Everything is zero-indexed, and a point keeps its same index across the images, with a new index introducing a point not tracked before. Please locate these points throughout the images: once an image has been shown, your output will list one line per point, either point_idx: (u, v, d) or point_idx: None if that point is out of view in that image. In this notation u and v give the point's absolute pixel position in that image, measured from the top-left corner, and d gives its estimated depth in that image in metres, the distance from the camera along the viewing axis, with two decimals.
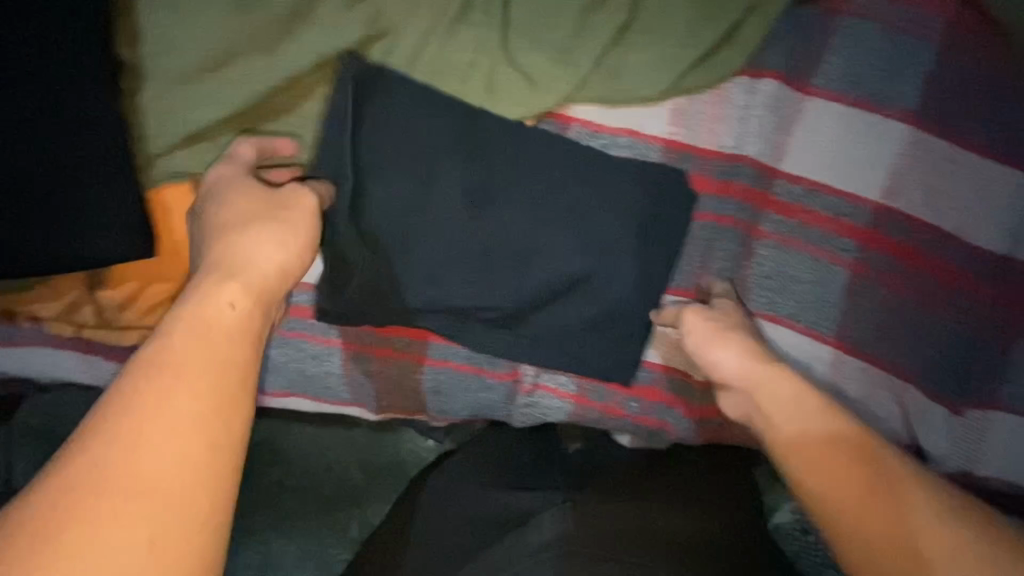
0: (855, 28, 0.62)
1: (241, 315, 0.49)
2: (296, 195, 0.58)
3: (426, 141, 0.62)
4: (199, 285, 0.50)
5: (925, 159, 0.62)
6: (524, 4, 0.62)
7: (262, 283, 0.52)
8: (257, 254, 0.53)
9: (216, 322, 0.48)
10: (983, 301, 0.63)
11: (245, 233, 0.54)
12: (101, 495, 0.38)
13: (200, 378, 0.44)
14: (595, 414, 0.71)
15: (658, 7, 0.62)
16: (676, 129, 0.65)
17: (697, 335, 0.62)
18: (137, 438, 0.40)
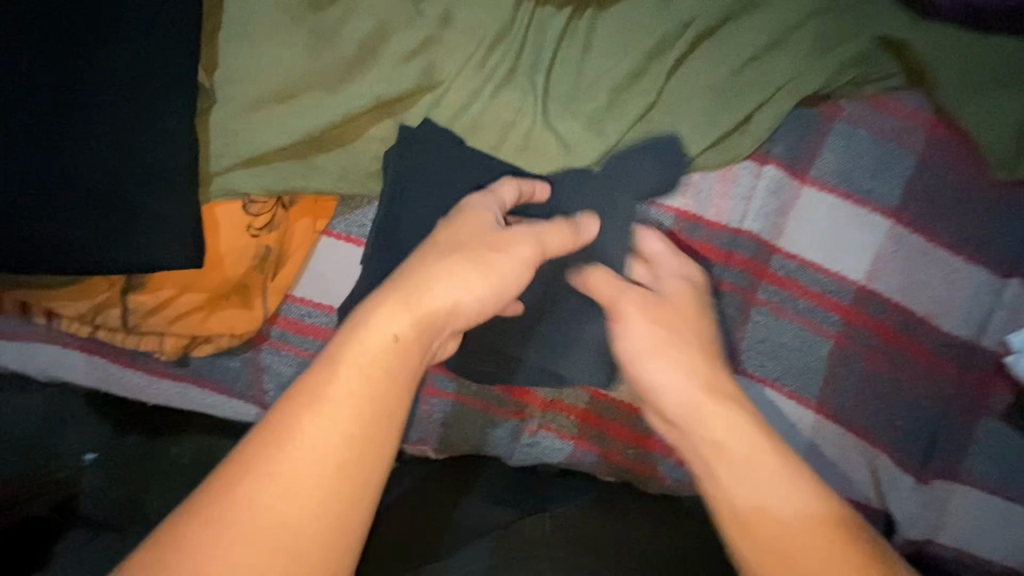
0: (847, 131, 0.71)
1: (403, 348, 0.45)
2: (517, 243, 0.54)
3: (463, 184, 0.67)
4: (375, 303, 0.47)
5: (903, 249, 0.70)
6: (564, 75, 0.70)
7: (431, 315, 0.48)
8: (438, 290, 0.49)
9: (377, 357, 0.44)
10: (949, 380, 0.70)
11: (438, 265, 0.50)
12: (250, 541, 0.37)
13: (355, 419, 0.42)
14: (592, 458, 0.74)
15: (681, 93, 0.71)
16: (688, 200, 0.72)
17: (639, 328, 0.62)
18: (286, 482, 0.39)
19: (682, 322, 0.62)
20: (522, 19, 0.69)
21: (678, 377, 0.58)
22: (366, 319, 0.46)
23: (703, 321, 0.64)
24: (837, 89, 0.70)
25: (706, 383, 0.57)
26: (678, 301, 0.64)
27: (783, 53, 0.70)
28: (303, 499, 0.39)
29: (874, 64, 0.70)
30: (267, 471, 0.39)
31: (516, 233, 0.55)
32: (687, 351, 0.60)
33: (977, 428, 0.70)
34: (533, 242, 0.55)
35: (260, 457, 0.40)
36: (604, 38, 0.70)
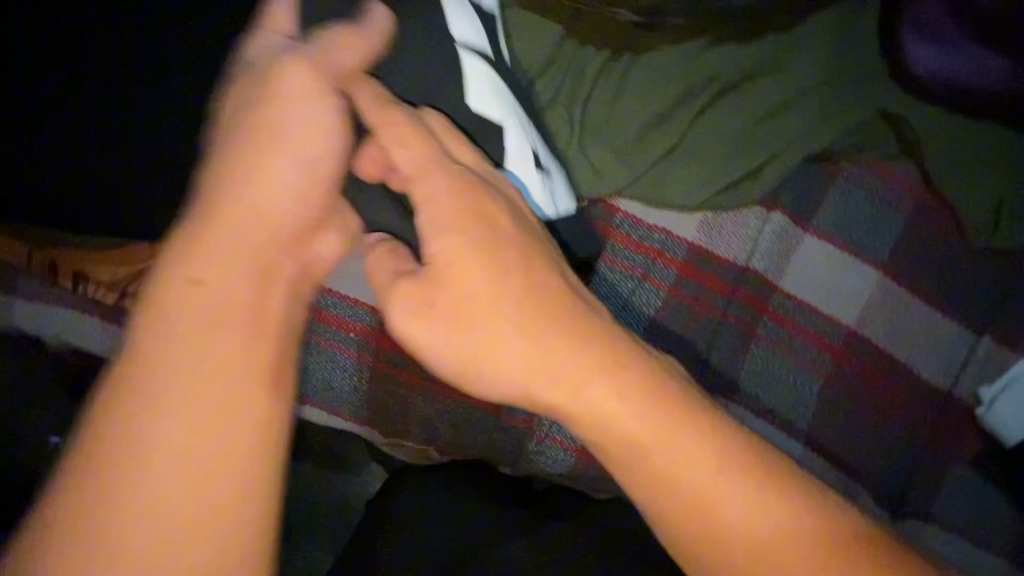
0: (847, 188, 0.78)
1: (233, 288, 0.45)
2: (288, 117, 0.51)
3: None
4: (187, 247, 0.46)
5: (890, 300, 0.77)
6: (598, 110, 0.76)
7: (264, 241, 0.48)
8: (260, 207, 0.48)
9: (191, 297, 0.44)
10: (925, 424, 0.76)
11: (255, 187, 0.48)
12: (116, 504, 0.40)
13: (218, 361, 0.43)
14: (593, 472, 0.75)
15: (702, 139, 0.77)
16: (700, 235, 0.78)
17: (325, 244, 0.53)
18: (130, 449, 0.40)
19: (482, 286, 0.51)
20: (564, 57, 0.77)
21: (519, 363, 0.50)
22: (179, 255, 0.46)
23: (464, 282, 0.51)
24: (838, 150, 0.78)
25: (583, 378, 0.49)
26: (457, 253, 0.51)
27: (794, 113, 0.78)
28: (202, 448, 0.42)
29: (871, 133, 0.78)
30: (107, 448, 0.40)
31: (329, 141, 0.52)
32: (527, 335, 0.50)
33: (949, 471, 0.75)
34: (317, 76, 0.52)
35: (106, 435, 0.41)
36: (636, 80, 0.77)
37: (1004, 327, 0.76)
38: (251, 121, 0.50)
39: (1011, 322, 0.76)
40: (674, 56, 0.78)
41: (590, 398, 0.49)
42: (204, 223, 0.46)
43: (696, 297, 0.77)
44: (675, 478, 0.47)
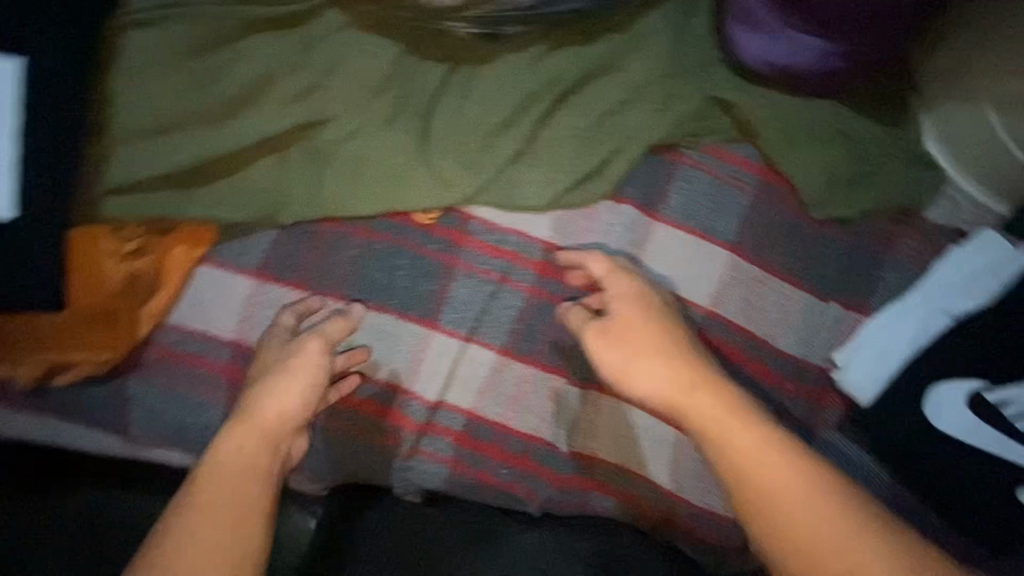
0: (690, 175, 0.81)
1: (246, 454, 0.56)
2: (305, 344, 0.65)
3: (340, 209, 0.73)
4: (270, 383, 0.62)
5: (742, 279, 0.79)
6: (444, 119, 0.76)
7: (269, 424, 0.59)
8: (268, 400, 0.61)
9: (235, 453, 0.56)
10: (787, 395, 0.79)
11: (271, 384, 0.62)
12: None
13: (211, 515, 0.51)
14: (469, 481, 0.76)
15: (548, 140, 0.79)
16: (555, 233, 0.79)
17: (290, 396, 0.61)
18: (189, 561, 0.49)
19: (645, 351, 0.67)
20: (405, 72, 0.77)
21: (657, 384, 0.65)
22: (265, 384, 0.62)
23: (644, 358, 0.67)
24: (678, 139, 0.81)
25: (687, 378, 0.64)
26: (618, 326, 0.70)
27: (635, 108, 0.81)
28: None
29: (708, 119, 0.81)
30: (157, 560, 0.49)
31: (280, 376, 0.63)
32: (666, 363, 0.66)
33: (812, 436, 0.79)
34: (320, 342, 0.65)
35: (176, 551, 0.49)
36: (479, 89, 0.78)
37: (851, 293, 0.79)
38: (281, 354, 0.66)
39: (859, 287, 0.79)
40: (514, 64, 0.80)
41: (738, 431, 0.59)
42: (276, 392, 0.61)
43: (557, 294, 0.78)
44: (764, 475, 0.57)
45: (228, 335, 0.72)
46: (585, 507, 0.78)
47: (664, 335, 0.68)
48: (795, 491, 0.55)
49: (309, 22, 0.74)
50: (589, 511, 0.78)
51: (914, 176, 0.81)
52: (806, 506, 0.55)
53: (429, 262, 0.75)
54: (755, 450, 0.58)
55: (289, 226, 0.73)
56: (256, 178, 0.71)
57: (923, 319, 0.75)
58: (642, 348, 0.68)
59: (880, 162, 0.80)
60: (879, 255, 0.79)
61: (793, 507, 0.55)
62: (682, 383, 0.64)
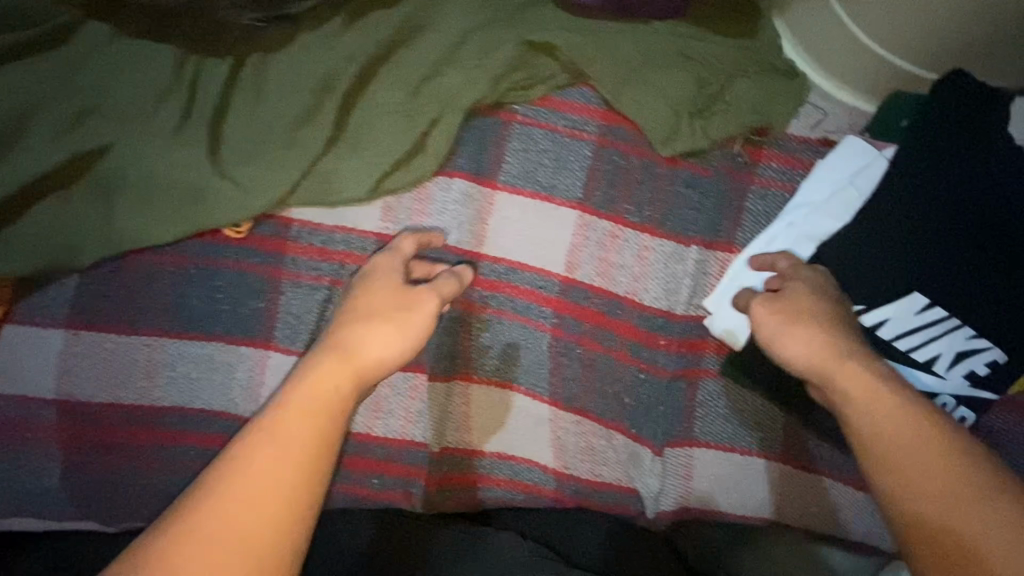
0: (525, 133, 0.74)
1: (341, 396, 0.54)
2: (423, 297, 0.62)
3: (138, 240, 0.68)
4: (362, 326, 0.60)
5: (594, 237, 0.73)
6: (238, 123, 0.70)
7: (365, 371, 0.57)
8: (368, 343, 0.58)
9: (320, 396, 0.53)
10: (660, 352, 0.74)
11: (365, 326, 0.60)
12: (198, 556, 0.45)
13: (276, 463, 0.49)
14: (342, 496, 0.75)
15: (360, 124, 0.72)
16: (386, 223, 0.73)
17: (381, 347, 0.58)
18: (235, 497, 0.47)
19: (801, 315, 0.60)
20: (186, 75, 0.70)
21: (803, 347, 0.58)
22: (353, 326, 0.59)
23: (796, 330, 0.59)
24: (502, 96, 0.73)
25: (839, 344, 0.57)
26: (791, 298, 0.62)
27: (453, 68, 0.72)
28: (206, 537, 0.45)
29: (531, 68, 0.73)
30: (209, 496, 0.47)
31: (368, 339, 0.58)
32: (820, 331, 0.58)
33: (696, 389, 0.74)
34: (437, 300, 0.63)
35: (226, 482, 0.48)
36: (272, 80, 0.71)
37: (713, 231, 0.72)
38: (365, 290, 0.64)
39: (722, 223, 0.72)
40: (308, 44, 0.72)
41: (869, 392, 0.54)
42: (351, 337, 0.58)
43: None
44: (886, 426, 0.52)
45: (51, 393, 0.68)
46: (471, 503, 0.76)
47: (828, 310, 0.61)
48: (917, 448, 0.50)
49: (69, 40, 0.68)
50: (478, 504, 0.76)
51: (771, 89, 0.72)
52: (923, 462, 0.49)
53: (252, 279, 0.71)
54: (893, 415, 0.52)
55: (92, 267, 0.68)
56: (44, 220, 0.66)
57: (789, 247, 0.69)
58: (796, 322, 0.60)
59: (730, 80, 0.72)
60: (738, 185, 0.72)
61: (896, 446, 0.50)
62: (828, 351, 0.57)
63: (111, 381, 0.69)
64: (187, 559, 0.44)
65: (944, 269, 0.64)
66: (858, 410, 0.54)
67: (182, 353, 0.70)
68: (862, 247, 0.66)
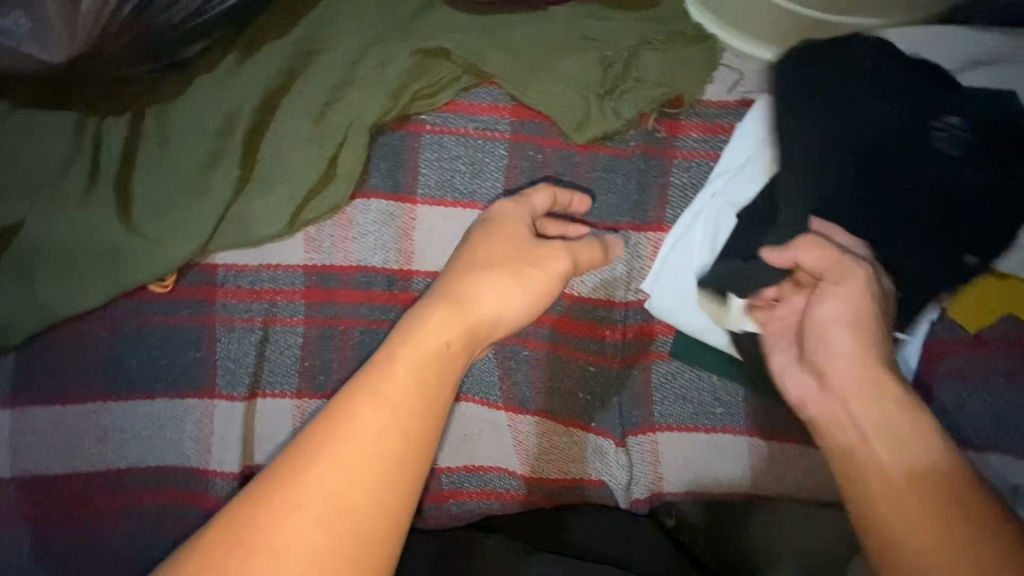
0: (436, 142, 0.72)
1: (457, 354, 0.49)
2: (550, 261, 0.58)
3: (64, 306, 0.68)
4: (482, 273, 0.54)
5: None
6: (145, 177, 0.70)
7: (479, 323, 0.52)
8: (481, 298, 0.53)
9: (438, 354, 0.48)
10: (610, 341, 0.71)
11: (482, 277, 0.54)
12: (298, 514, 0.40)
13: (395, 433, 0.43)
14: None
15: (268, 161, 0.71)
16: (310, 254, 0.72)
17: (496, 301, 0.53)
18: (342, 456, 0.42)
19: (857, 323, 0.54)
20: (88, 138, 0.70)
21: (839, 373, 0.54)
22: (468, 275, 0.54)
23: (850, 333, 0.54)
24: (407, 107, 0.72)
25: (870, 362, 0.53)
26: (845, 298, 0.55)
27: (351, 89, 0.72)
28: (314, 493, 0.41)
29: (429, 74, 0.71)
30: (318, 453, 0.42)
31: (481, 296, 0.53)
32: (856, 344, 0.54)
33: (652, 374, 0.72)
34: (569, 265, 0.59)
35: (337, 437, 0.43)
36: (174, 129, 0.71)
37: (644, 211, 0.70)
38: (481, 236, 0.58)
39: (648, 203, 0.70)
40: (205, 88, 0.72)
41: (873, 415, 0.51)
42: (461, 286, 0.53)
43: (334, 316, 0.72)
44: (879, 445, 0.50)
45: (6, 471, 0.68)
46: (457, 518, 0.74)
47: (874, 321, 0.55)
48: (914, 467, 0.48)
49: None
50: (463, 518, 0.74)
51: (676, 59, 0.71)
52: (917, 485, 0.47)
53: (187, 330, 0.71)
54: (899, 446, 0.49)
55: (26, 341, 0.68)
56: None
57: (717, 214, 0.67)
58: (862, 324, 0.54)
59: (632, 56, 0.71)
60: (659, 161, 0.70)
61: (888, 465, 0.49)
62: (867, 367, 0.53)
63: (65, 449, 0.69)
64: (298, 506, 0.40)
65: (869, 215, 0.62)
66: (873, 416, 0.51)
67: (130, 411, 0.70)
68: (793, 202, 0.62)
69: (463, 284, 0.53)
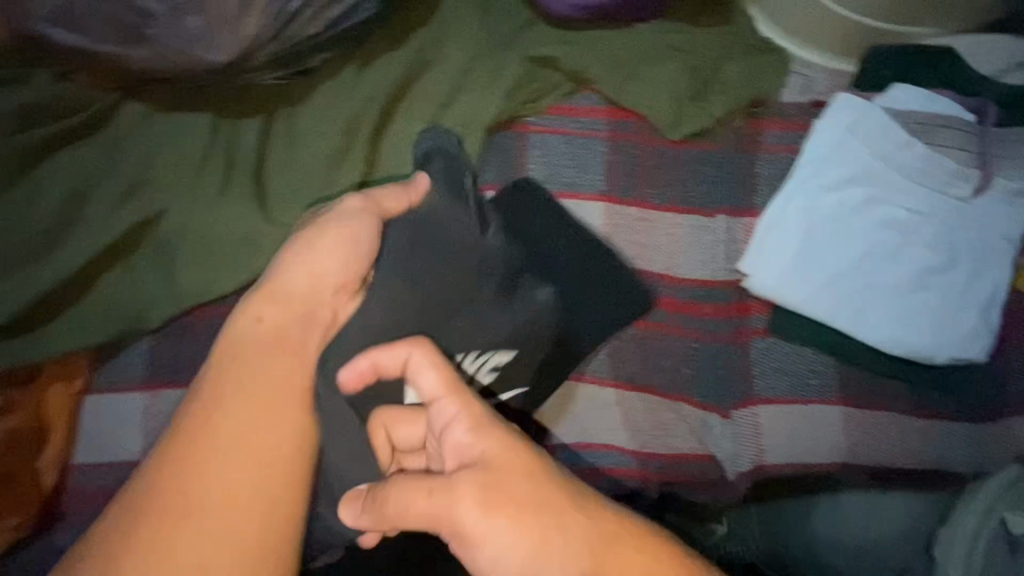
0: (542, 141, 0.79)
1: (274, 330, 0.58)
2: (349, 220, 0.60)
3: (200, 291, 0.71)
4: (288, 261, 0.61)
5: (624, 222, 0.77)
6: (277, 174, 0.75)
7: (289, 296, 0.59)
8: (294, 276, 0.60)
9: (256, 333, 0.58)
10: (710, 318, 0.77)
11: (309, 254, 0.60)
12: (185, 531, 0.50)
13: (248, 406, 0.56)
14: None
15: (390, 160, 0.78)
16: None
17: (336, 264, 0.59)
18: (192, 478, 0.52)
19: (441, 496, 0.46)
20: (224, 138, 0.75)
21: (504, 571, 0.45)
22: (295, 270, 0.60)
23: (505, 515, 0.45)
24: (516, 111, 0.79)
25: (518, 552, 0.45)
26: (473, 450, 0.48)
27: (463, 94, 0.79)
28: (173, 522, 0.50)
29: (535, 81, 0.79)
30: (172, 482, 0.52)
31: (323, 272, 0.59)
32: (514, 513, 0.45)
33: (750, 349, 0.78)
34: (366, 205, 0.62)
35: (168, 468, 0.53)
36: (303, 129, 0.76)
37: (738, 199, 0.78)
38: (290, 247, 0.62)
39: (740, 191, 0.78)
40: (330, 93, 0.78)
41: None
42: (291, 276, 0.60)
43: None
44: None
45: (140, 454, 0.69)
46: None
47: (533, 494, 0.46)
48: None
49: (108, 124, 0.72)
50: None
51: (755, 65, 0.79)
52: None
53: None
54: None
55: (160, 327, 0.71)
56: (112, 287, 0.69)
57: (807, 200, 0.73)
58: (495, 455, 0.47)
59: (716, 64, 0.79)
60: (746, 154, 0.78)
61: None
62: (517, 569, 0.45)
63: None
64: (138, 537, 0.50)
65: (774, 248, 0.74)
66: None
67: None
68: (842, 198, 0.72)
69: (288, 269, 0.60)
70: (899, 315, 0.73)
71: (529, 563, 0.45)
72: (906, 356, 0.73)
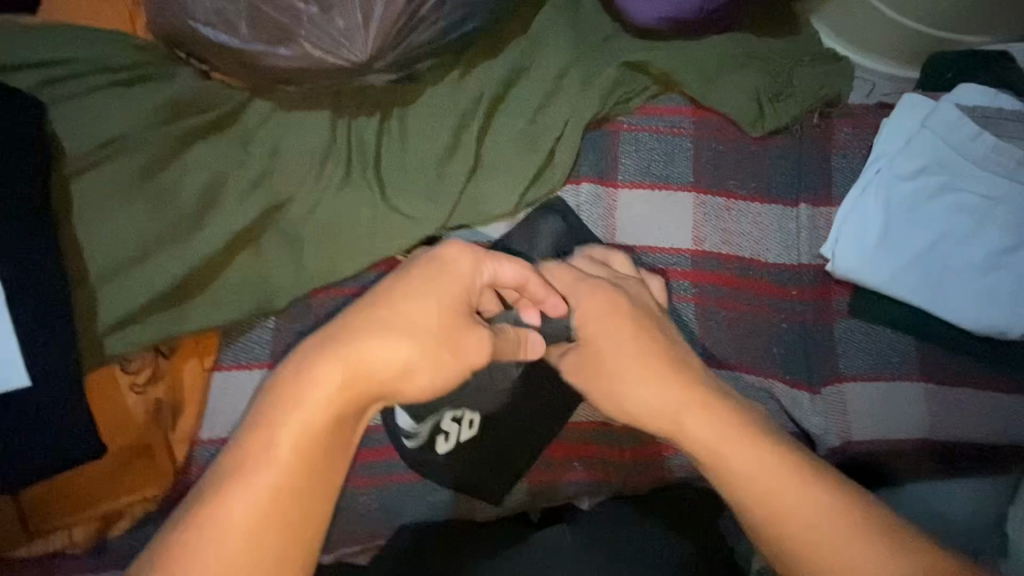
0: (635, 138, 0.85)
1: (340, 396, 0.50)
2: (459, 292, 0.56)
3: (323, 269, 0.76)
4: (375, 320, 0.53)
5: (712, 212, 0.84)
6: (392, 166, 0.80)
7: (363, 371, 0.51)
8: (375, 349, 0.51)
9: (320, 396, 0.50)
10: (794, 300, 0.83)
11: (385, 334, 0.52)
12: None
13: (292, 474, 0.48)
14: (553, 484, 0.81)
15: (496, 154, 0.82)
16: (532, 229, 0.82)
17: (400, 354, 0.52)
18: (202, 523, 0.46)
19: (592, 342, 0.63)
20: (342, 132, 0.79)
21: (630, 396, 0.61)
22: (375, 335, 0.52)
23: (617, 350, 0.61)
24: (611, 109, 0.85)
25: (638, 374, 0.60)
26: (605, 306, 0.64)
27: (562, 94, 0.84)
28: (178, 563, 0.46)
29: (627, 83, 0.85)
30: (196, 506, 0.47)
31: (388, 362, 0.52)
32: (635, 354, 0.61)
33: (833, 328, 0.83)
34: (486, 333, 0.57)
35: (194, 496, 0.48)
36: (415, 125, 0.82)
37: (817, 189, 0.85)
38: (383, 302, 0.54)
39: (817, 183, 0.85)
40: (438, 93, 0.82)
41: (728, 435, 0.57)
42: (368, 335, 0.51)
43: None
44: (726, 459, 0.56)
45: None
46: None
47: (642, 350, 0.61)
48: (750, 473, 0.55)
49: (239, 119, 0.76)
50: (559, 497, 0.80)
51: (826, 69, 0.86)
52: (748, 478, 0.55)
53: None
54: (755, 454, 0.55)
55: (284, 308, 0.75)
56: (244, 270, 0.74)
57: (884, 187, 0.80)
58: (618, 321, 0.62)
59: (791, 68, 0.86)
60: (821, 150, 0.85)
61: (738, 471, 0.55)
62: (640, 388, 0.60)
63: None
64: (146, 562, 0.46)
65: (856, 224, 0.80)
66: (628, 409, 0.61)
67: None
68: (917, 184, 0.79)
69: (368, 337, 0.52)
70: (977, 293, 0.77)
71: (644, 390, 0.60)
72: (986, 333, 0.77)
